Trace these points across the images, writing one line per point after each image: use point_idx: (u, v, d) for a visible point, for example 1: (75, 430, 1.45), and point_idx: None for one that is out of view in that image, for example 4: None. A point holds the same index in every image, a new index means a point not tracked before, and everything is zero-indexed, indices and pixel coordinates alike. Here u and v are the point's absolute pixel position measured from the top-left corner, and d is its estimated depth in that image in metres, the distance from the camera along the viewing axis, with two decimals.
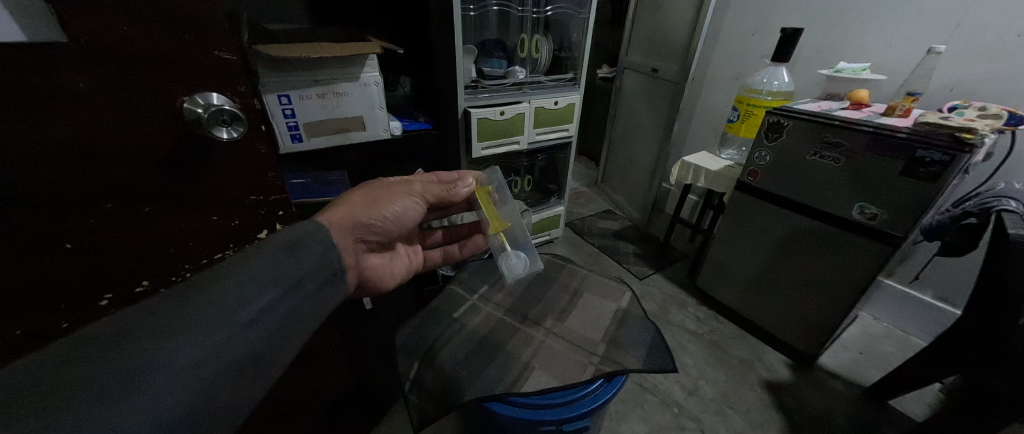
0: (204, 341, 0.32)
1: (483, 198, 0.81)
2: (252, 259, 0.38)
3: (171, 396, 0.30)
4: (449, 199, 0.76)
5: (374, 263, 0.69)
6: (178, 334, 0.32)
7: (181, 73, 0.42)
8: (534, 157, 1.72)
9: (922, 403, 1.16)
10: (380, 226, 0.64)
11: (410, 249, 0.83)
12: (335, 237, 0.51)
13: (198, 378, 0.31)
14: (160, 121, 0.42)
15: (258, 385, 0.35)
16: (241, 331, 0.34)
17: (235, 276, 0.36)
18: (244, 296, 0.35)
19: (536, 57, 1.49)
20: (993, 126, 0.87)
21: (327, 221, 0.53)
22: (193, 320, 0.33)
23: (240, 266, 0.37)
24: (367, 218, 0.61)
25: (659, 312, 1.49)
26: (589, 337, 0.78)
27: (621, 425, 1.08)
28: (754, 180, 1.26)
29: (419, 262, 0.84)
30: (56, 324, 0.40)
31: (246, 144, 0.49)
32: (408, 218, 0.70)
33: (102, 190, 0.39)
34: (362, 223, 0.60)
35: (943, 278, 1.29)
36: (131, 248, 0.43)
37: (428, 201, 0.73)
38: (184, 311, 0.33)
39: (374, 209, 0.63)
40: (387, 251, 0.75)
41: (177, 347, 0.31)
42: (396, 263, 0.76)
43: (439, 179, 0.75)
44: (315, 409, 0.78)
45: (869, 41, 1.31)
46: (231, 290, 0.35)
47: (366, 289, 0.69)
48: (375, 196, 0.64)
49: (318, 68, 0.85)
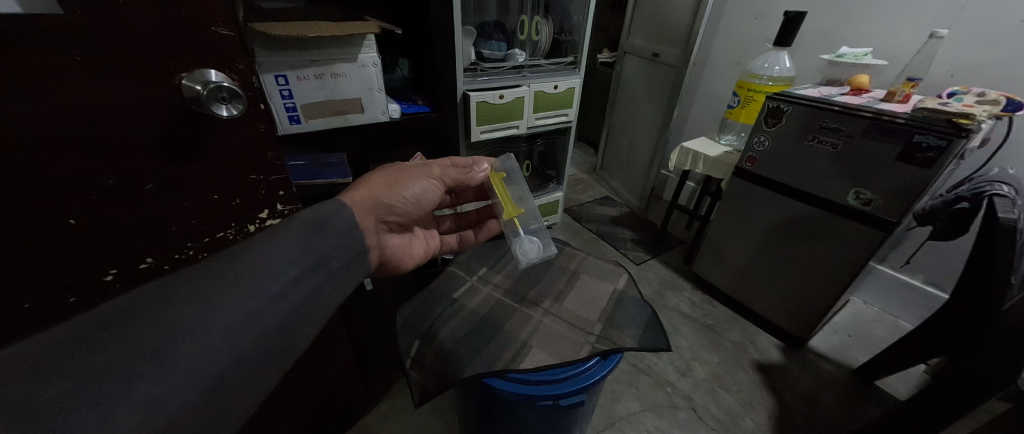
0: (234, 313, 0.33)
1: (499, 184, 0.80)
2: (271, 239, 0.39)
3: (200, 367, 0.30)
4: (466, 183, 0.77)
5: (394, 243, 0.70)
6: (197, 304, 0.32)
7: (177, 49, 0.42)
8: (533, 141, 1.72)
9: (907, 384, 1.19)
10: (400, 208, 0.65)
11: (428, 233, 0.82)
12: (358, 217, 0.52)
13: (227, 350, 0.32)
14: (159, 98, 0.41)
15: (289, 356, 0.37)
16: (270, 303, 0.35)
17: (253, 255, 0.37)
18: (269, 273, 0.36)
19: (537, 39, 1.46)
20: (990, 112, 0.88)
21: (350, 200, 0.54)
22: (213, 295, 0.33)
23: (260, 246, 0.38)
24: (387, 199, 0.62)
25: (655, 296, 1.51)
26: (587, 317, 0.79)
27: (615, 403, 1.11)
28: (751, 166, 1.26)
29: (436, 245, 0.84)
30: (63, 298, 0.41)
31: (246, 122, 0.49)
32: (428, 200, 0.71)
33: (104, 166, 0.40)
34: (385, 205, 0.62)
35: (934, 263, 1.32)
36: (133, 226, 0.44)
37: (446, 184, 0.74)
38: (203, 285, 0.33)
39: (394, 192, 0.64)
40: (405, 233, 0.75)
41: (201, 322, 0.31)
42: (415, 245, 0.76)
43: (455, 163, 0.75)
44: (316, 385, 0.80)
45: (872, 26, 1.30)
46: (249, 267, 0.36)
47: (387, 269, 0.70)
48: (397, 178, 0.65)
49: (315, 48, 0.85)
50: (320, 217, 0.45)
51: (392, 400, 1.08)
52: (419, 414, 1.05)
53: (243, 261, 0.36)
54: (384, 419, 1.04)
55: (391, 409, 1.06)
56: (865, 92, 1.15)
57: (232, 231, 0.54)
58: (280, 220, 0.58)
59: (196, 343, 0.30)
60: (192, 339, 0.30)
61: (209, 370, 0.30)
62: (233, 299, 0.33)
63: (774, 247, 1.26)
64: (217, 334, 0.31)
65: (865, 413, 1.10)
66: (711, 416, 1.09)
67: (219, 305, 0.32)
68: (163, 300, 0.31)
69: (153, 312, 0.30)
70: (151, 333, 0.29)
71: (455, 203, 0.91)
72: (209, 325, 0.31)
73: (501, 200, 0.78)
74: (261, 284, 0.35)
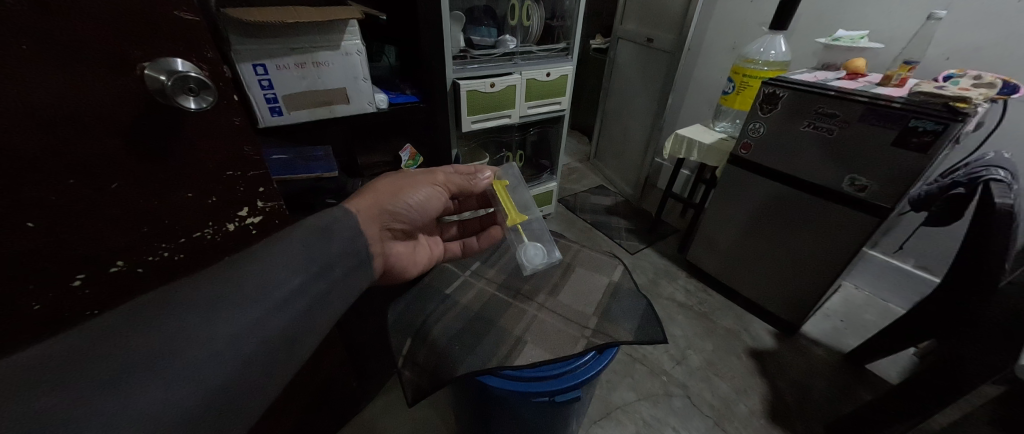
0: (238, 321, 0.31)
1: (503, 193, 0.77)
2: (274, 245, 0.37)
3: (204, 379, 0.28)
4: (470, 190, 0.74)
5: (398, 252, 0.67)
6: (198, 313, 0.30)
7: (136, 35, 0.38)
8: (525, 130, 1.68)
9: (897, 367, 1.21)
10: (405, 215, 0.64)
11: (431, 241, 0.80)
12: (363, 225, 0.51)
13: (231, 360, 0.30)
14: (121, 91, 0.38)
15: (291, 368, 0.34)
16: (275, 311, 0.33)
17: (255, 262, 0.35)
18: (273, 278, 0.35)
19: (528, 24, 1.41)
20: (988, 95, 0.87)
21: (355, 207, 0.53)
22: (209, 301, 0.31)
23: (265, 251, 0.36)
24: (391, 206, 0.60)
25: (650, 285, 1.51)
26: (582, 310, 0.78)
27: (612, 393, 1.12)
28: (746, 153, 1.25)
29: (439, 252, 0.82)
30: (27, 305, 0.39)
31: (218, 114, 0.46)
32: (431, 208, 0.69)
33: (65, 164, 0.37)
34: (390, 212, 0.60)
35: (925, 247, 1.33)
36: (100, 228, 0.41)
37: (450, 191, 0.72)
38: (201, 291, 0.31)
39: (399, 198, 0.62)
40: (410, 240, 0.73)
41: (203, 329, 0.29)
42: (417, 253, 0.74)
43: (461, 169, 0.73)
44: (306, 384, 0.78)
45: (868, 8, 1.27)
46: (251, 274, 0.34)
47: (390, 277, 0.67)
48: (401, 184, 0.64)
49: (295, 35, 0.81)
50: (324, 224, 0.44)
51: (386, 396, 1.07)
52: (414, 409, 1.04)
53: (244, 266, 0.34)
54: (378, 414, 1.03)
55: (386, 404, 1.05)
56: (861, 77, 1.13)
57: (210, 231, 0.51)
58: (262, 217, 0.55)
59: (194, 352, 0.28)
60: (192, 347, 0.28)
61: (208, 377, 0.28)
62: (218, 307, 0.31)
63: (768, 235, 1.26)
64: (217, 340, 0.29)
65: (857, 397, 1.12)
66: (706, 403, 1.10)
67: (223, 311, 0.31)
68: (153, 310, 0.29)
69: (145, 323, 0.28)
70: (147, 340, 0.27)
71: (457, 209, 0.88)
72: (213, 334, 0.29)
73: (504, 206, 0.75)
74: (265, 289, 0.34)
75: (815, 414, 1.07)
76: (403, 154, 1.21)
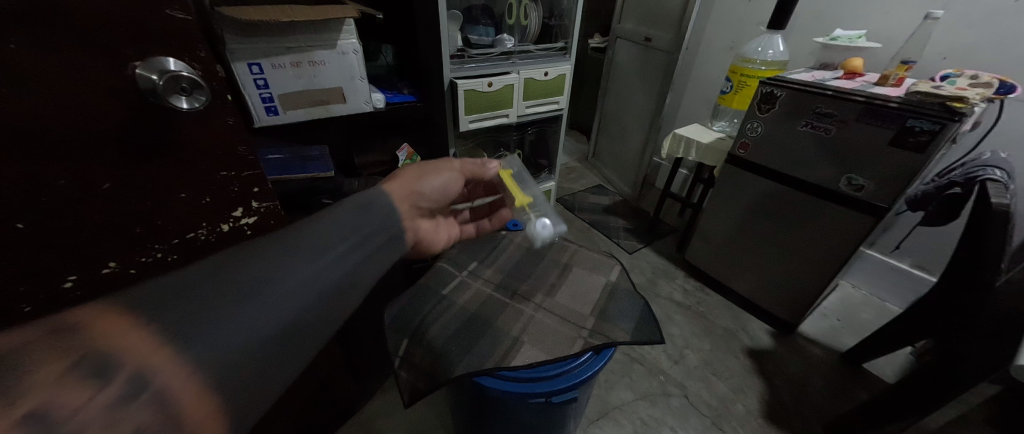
0: (259, 303, 0.27)
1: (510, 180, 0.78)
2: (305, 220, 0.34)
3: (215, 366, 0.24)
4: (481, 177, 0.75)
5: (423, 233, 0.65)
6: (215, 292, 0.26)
7: (126, 34, 0.37)
8: (523, 130, 1.68)
9: (893, 366, 1.21)
10: (429, 196, 0.62)
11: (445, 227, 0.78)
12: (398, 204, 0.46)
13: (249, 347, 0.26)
14: (112, 91, 0.38)
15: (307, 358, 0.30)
16: (299, 291, 0.29)
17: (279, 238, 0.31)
18: (299, 255, 0.31)
19: (525, 24, 1.41)
20: (984, 95, 0.87)
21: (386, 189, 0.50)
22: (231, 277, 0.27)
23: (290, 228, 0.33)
24: (417, 188, 0.59)
25: (648, 284, 1.51)
26: (579, 311, 0.78)
27: (610, 393, 1.12)
28: (743, 153, 1.25)
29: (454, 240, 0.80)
30: (17, 307, 0.39)
31: (211, 114, 0.45)
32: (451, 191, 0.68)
33: (54, 165, 0.37)
34: (415, 191, 0.57)
35: (922, 247, 1.34)
36: (91, 230, 0.41)
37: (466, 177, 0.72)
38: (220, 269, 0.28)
39: (422, 181, 0.61)
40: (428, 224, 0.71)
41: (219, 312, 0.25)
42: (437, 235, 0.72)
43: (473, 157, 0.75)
44: (301, 385, 0.77)
45: (866, 8, 1.27)
46: (277, 252, 0.30)
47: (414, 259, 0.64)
48: (423, 169, 0.63)
49: (291, 34, 0.80)
50: (361, 201, 0.41)
51: (384, 396, 1.06)
52: (411, 409, 1.04)
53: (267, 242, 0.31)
54: (375, 414, 1.02)
55: (382, 405, 1.04)
56: (859, 76, 1.13)
57: (204, 231, 0.50)
58: (257, 218, 0.54)
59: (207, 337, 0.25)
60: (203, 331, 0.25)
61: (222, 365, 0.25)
62: (241, 290, 0.27)
63: (765, 234, 1.26)
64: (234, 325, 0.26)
65: (853, 396, 1.12)
66: (703, 402, 1.10)
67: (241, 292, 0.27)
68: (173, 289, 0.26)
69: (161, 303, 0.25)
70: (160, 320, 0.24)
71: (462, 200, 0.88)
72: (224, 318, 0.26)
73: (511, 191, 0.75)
74: (289, 266, 0.30)
75: (812, 413, 1.07)
76: (400, 154, 1.22)
